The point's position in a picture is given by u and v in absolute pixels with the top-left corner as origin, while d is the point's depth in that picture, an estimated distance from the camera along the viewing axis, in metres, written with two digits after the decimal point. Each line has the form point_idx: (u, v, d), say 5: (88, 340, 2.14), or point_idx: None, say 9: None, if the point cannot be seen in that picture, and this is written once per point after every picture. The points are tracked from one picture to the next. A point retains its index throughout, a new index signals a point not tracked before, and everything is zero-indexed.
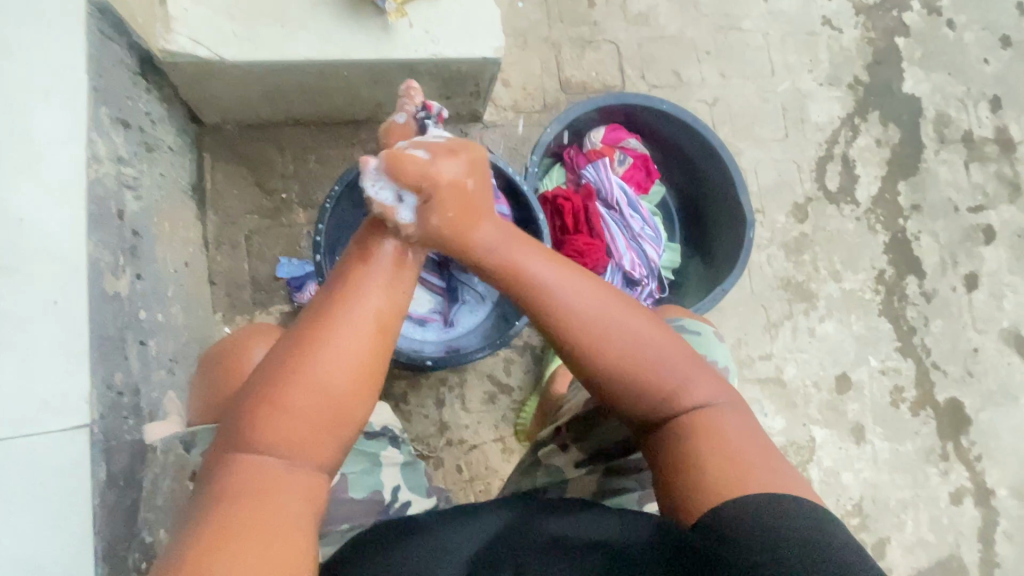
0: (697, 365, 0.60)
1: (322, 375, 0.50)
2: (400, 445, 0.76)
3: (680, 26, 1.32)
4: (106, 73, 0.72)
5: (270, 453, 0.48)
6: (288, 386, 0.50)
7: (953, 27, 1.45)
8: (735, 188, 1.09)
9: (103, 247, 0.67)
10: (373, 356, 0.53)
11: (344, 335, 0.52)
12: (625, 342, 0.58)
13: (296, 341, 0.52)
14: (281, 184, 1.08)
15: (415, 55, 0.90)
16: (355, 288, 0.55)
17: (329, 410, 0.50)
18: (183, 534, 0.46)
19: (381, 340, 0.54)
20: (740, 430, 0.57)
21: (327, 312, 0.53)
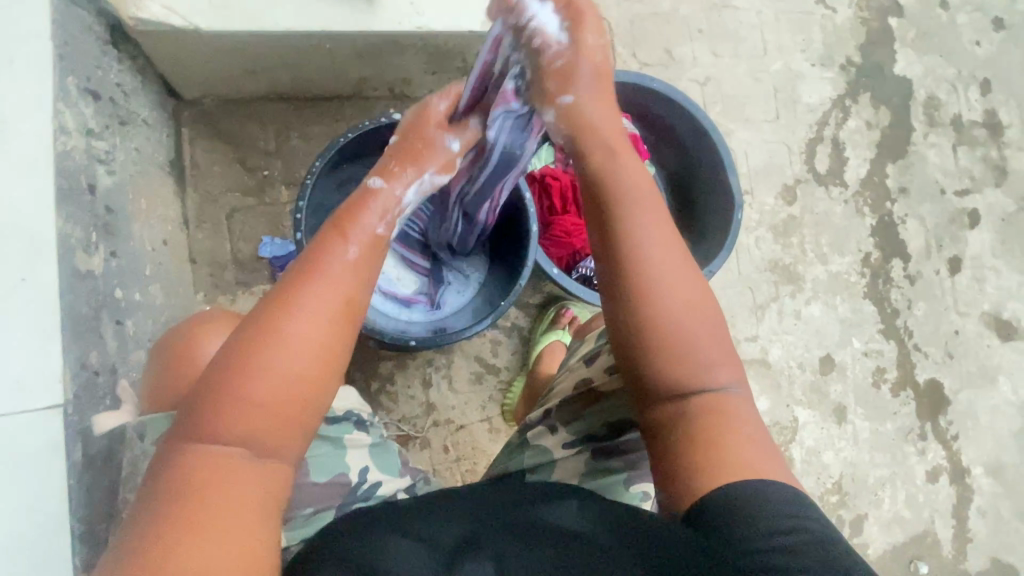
0: (721, 350, 0.59)
1: (281, 364, 0.49)
2: (368, 427, 0.75)
3: (673, 3, 1.29)
4: (74, 41, 0.69)
5: (228, 444, 0.47)
6: (244, 376, 0.48)
7: (946, 8, 1.44)
8: (724, 169, 1.08)
9: (75, 223, 0.65)
10: (332, 346, 0.52)
11: (301, 323, 0.50)
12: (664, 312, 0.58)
13: (257, 327, 0.50)
14: (263, 161, 1.05)
15: (399, 27, 0.87)
16: (313, 272, 0.53)
17: (289, 400, 0.49)
18: (141, 521, 0.45)
19: (341, 329, 0.52)
20: (746, 419, 0.58)
21: (283, 299, 0.51)
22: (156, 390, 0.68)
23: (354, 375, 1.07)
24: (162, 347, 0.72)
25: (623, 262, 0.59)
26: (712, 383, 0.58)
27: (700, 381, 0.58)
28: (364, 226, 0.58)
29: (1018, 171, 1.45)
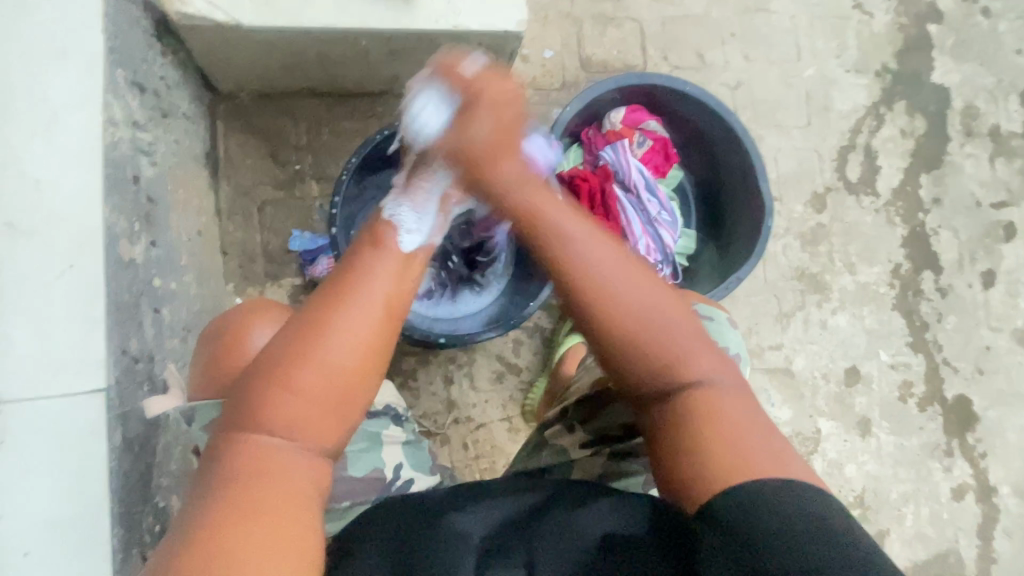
0: (695, 340, 0.58)
1: (330, 357, 0.49)
2: (403, 423, 0.78)
3: (706, 6, 1.28)
4: (122, 35, 0.71)
5: (279, 437, 0.48)
6: (295, 367, 0.49)
7: (987, 15, 1.41)
8: (754, 175, 1.07)
9: (119, 213, 0.66)
10: (379, 339, 0.52)
11: (352, 316, 0.51)
12: (625, 328, 0.57)
13: (308, 319, 0.51)
14: (295, 155, 1.06)
15: (435, 26, 0.88)
16: (364, 269, 0.54)
17: (337, 393, 0.50)
18: (193, 506, 0.46)
19: (387, 323, 0.52)
20: (739, 404, 0.56)
21: (334, 293, 0.52)
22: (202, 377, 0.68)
23: None
24: (208, 336, 0.71)
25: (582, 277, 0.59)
26: (687, 378, 0.57)
27: (681, 377, 0.57)
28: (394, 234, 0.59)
29: None
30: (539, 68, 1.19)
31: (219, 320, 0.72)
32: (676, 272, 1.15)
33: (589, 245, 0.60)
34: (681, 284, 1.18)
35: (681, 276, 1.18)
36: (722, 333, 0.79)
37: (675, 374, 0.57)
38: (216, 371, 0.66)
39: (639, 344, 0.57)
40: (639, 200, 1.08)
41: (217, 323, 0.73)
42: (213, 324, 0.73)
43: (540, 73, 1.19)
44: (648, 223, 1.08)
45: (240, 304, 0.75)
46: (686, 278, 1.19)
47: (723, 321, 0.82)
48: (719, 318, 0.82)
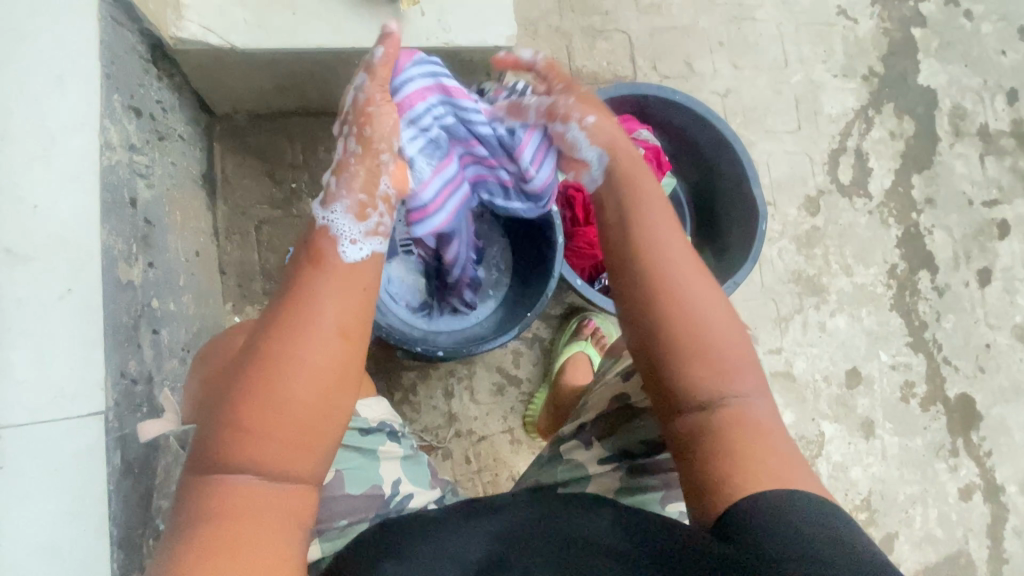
0: (743, 354, 0.58)
1: (291, 389, 0.49)
2: (400, 438, 0.75)
3: (693, 16, 1.30)
4: (118, 61, 0.72)
5: (248, 473, 0.48)
6: (256, 402, 0.48)
7: (970, 17, 1.43)
8: (747, 180, 1.08)
9: (117, 235, 0.67)
10: (336, 366, 0.51)
11: (303, 349, 0.50)
12: (682, 326, 0.57)
13: (262, 352, 0.50)
14: (291, 174, 1.07)
15: (426, 44, 0.89)
16: (309, 294, 0.52)
17: (302, 424, 0.49)
18: (171, 547, 0.46)
19: (342, 345, 0.52)
20: (772, 421, 0.57)
21: (283, 323, 0.51)
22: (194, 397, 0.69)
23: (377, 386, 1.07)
24: (200, 356, 0.73)
25: (654, 268, 0.59)
26: (732, 390, 0.56)
27: (724, 387, 0.56)
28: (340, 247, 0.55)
29: None
30: None
31: (213, 341, 0.75)
32: None
33: (670, 245, 0.60)
34: None
35: None
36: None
37: (724, 384, 0.56)
38: (202, 391, 0.67)
39: (695, 340, 0.56)
40: None
41: (207, 347, 0.75)
42: (205, 347, 0.75)
43: None
44: None
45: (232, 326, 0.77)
46: None
47: None
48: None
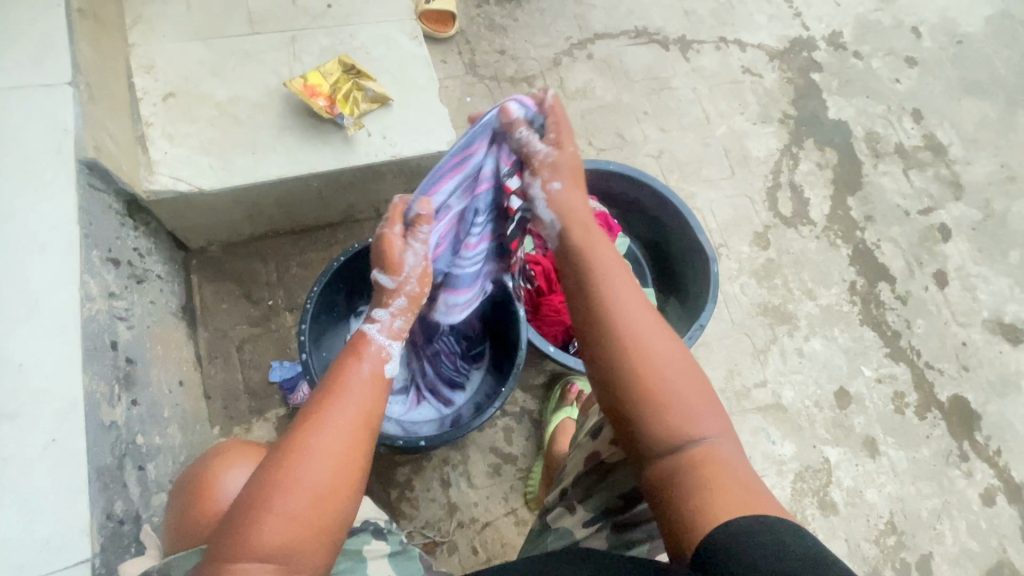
0: (705, 404, 0.59)
1: (314, 474, 0.52)
2: (387, 535, 0.74)
3: (616, 94, 1.45)
4: (96, 220, 0.79)
5: (261, 564, 0.49)
6: (280, 488, 0.51)
7: (859, 57, 1.62)
8: (691, 228, 1.16)
9: (99, 379, 0.70)
10: (355, 454, 0.55)
11: (331, 436, 0.54)
12: (646, 385, 0.58)
13: (291, 442, 0.54)
14: (267, 292, 1.13)
15: (376, 159, 1.00)
16: (337, 389, 0.58)
17: (322, 510, 0.52)
18: None
19: (362, 440, 0.56)
20: (739, 463, 0.57)
21: (310, 414, 0.56)
22: (179, 530, 0.66)
23: (372, 488, 1.06)
24: (180, 485, 0.71)
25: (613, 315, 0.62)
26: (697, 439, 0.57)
27: (690, 430, 0.57)
28: (376, 344, 0.64)
29: (972, 182, 1.54)
30: None
31: (191, 469, 0.72)
32: None
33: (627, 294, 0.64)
34: None
35: None
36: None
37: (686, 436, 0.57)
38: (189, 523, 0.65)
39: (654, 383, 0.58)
40: None
41: (184, 475, 0.72)
42: (183, 474, 0.72)
43: None
44: None
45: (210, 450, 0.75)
46: None
47: None
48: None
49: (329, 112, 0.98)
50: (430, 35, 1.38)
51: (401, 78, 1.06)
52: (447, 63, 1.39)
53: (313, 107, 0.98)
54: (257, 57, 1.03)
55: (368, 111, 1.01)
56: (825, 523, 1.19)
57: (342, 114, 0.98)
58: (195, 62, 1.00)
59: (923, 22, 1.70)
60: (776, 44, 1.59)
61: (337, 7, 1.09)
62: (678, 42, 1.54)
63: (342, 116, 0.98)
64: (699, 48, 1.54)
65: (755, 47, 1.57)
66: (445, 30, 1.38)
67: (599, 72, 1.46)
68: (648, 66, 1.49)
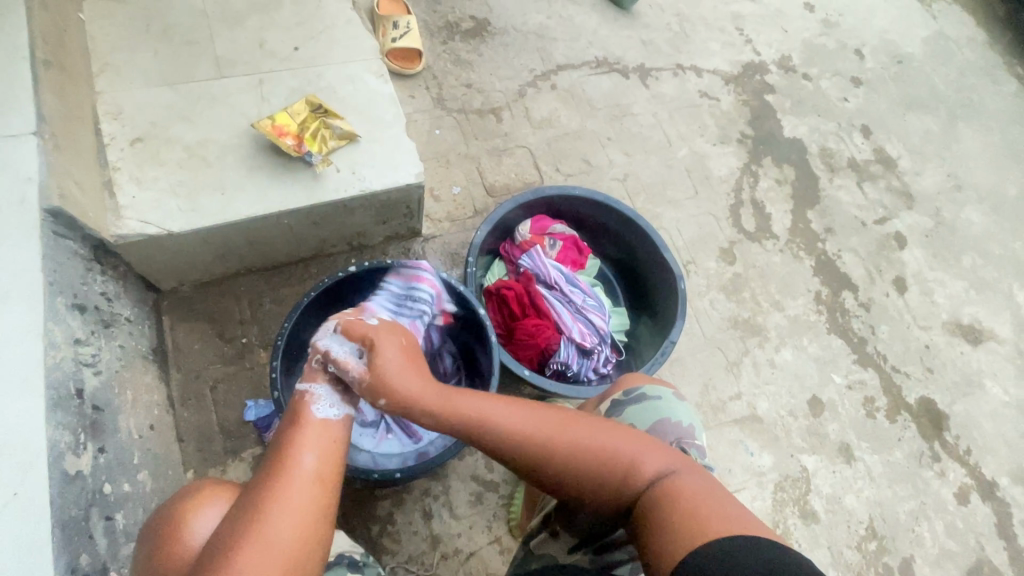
0: (637, 441, 0.66)
1: (275, 529, 0.55)
2: (363, 567, 0.74)
3: (580, 122, 1.50)
4: (60, 267, 0.79)
5: None
6: (243, 549, 0.53)
7: (809, 78, 1.71)
8: (657, 247, 1.19)
9: (63, 428, 0.69)
10: (322, 498, 0.59)
11: (290, 495, 0.57)
12: (568, 454, 0.65)
13: (253, 504, 0.56)
14: (240, 329, 1.12)
15: (345, 194, 1.02)
16: (290, 445, 0.62)
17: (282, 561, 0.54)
18: None
19: (327, 487, 0.60)
20: (698, 480, 0.62)
21: (274, 470, 0.59)
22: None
23: (352, 525, 1.04)
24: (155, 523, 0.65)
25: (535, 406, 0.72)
26: (643, 473, 0.63)
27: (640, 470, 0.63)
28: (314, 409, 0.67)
29: (923, 192, 1.62)
30: (451, 203, 1.34)
31: (168, 506, 0.66)
32: (617, 348, 1.23)
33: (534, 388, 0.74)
34: (628, 360, 1.24)
35: (625, 352, 1.25)
36: (669, 408, 0.82)
37: (634, 475, 0.63)
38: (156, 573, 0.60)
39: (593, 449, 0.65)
40: (564, 294, 1.18)
41: (160, 511, 0.66)
42: (161, 509, 0.66)
43: (452, 208, 1.33)
44: (576, 311, 1.17)
45: (190, 483, 0.69)
46: (631, 353, 1.25)
47: (671, 396, 0.84)
48: (666, 394, 0.84)
49: (298, 150, 1.00)
50: (397, 72, 1.42)
51: (368, 115, 1.08)
52: (415, 97, 1.43)
53: (281, 147, 1.00)
54: (225, 100, 1.05)
55: (336, 148, 1.04)
56: (807, 533, 1.20)
57: (310, 151, 1.00)
58: (163, 107, 1.02)
59: (865, 44, 1.80)
60: (730, 68, 1.67)
61: (304, 49, 1.12)
62: (637, 70, 1.60)
63: (310, 154, 1.00)
64: (657, 76, 1.61)
65: (711, 73, 1.65)
66: (412, 67, 1.43)
67: (563, 102, 1.52)
68: (609, 94, 1.56)
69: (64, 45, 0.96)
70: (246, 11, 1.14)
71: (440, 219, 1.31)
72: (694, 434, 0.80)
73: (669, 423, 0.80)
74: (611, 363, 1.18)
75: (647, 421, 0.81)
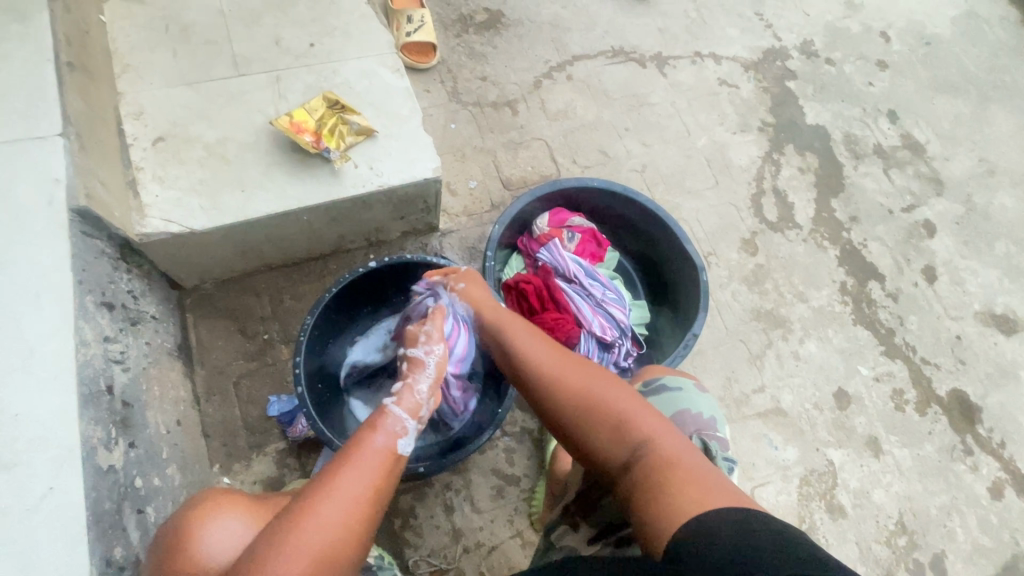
0: (642, 408, 0.64)
1: (332, 521, 0.56)
2: (376, 572, 0.74)
3: (597, 112, 1.48)
4: (88, 266, 0.80)
5: None
6: (298, 542, 0.54)
7: (832, 63, 1.66)
8: (679, 239, 1.17)
9: (96, 424, 0.71)
10: (377, 503, 0.60)
11: (349, 496, 0.58)
12: (568, 396, 0.68)
13: (311, 496, 0.58)
14: (262, 326, 1.14)
15: (364, 190, 1.02)
16: (359, 450, 0.63)
17: (330, 554, 0.55)
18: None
19: (376, 507, 0.60)
20: (686, 452, 0.59)
21: (337, 473, 0.60)
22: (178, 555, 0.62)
23: (376, 519, 1.05)
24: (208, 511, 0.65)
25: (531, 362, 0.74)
26: (635, 433, 0.62)
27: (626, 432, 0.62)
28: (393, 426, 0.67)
29: (952, 177, 1.57)
30: (468, 197, 1.33)
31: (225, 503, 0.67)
32: (637, 342, 1.21)
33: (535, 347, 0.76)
34: (648, 353, 1.23)
35: (645, 345, 1.24)
36: (691, 400, 0.81)
37: (630, 432, 0.62)
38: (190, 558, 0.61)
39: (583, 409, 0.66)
40: (583, 287, 1.17)
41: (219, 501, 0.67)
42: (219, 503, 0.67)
43: (469, 202, 1.33)
44: (596, 304, 1.16)
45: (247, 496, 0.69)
46: (652, 346, 1.24)
47: (694, 388, 0.83)
48: (688, 386, 0.83)
49: (316, 146, 1.00)
50: (412, 67, 1.42)
51: (385, 110, 1.08)
52: (430, 91, 1.42)
53: (300, 143, 1.00)
54: (243, 97, 1.05)
55: (354, 144, 1.04)
56: (834, 528, 1.18)
57: (328, 147, 1.00)
58: (183, 107, 1.03)
59: (891, 26, 1.75)
60: (750, 55, 1.63)
61: (320, 45, 1.12)
62: (654, 59, 1.58)
63: (328, 150, 1.00)
64: (675, 64, 1.58)
65: (730, 59, 1.62)
66: (426, 61, 1.42)
67: (580, 93, 1.50)
68: (626, 83, 1.53)
69: (87, 47, 0.97)
70: (263, 9, 1.14)
71: (457, 213, 1.31)
72: (714, 426, 0.79)
73: (692, 415, 0.79)
74: (632, 357, 1.17)
75: (668, 410, 0.80)
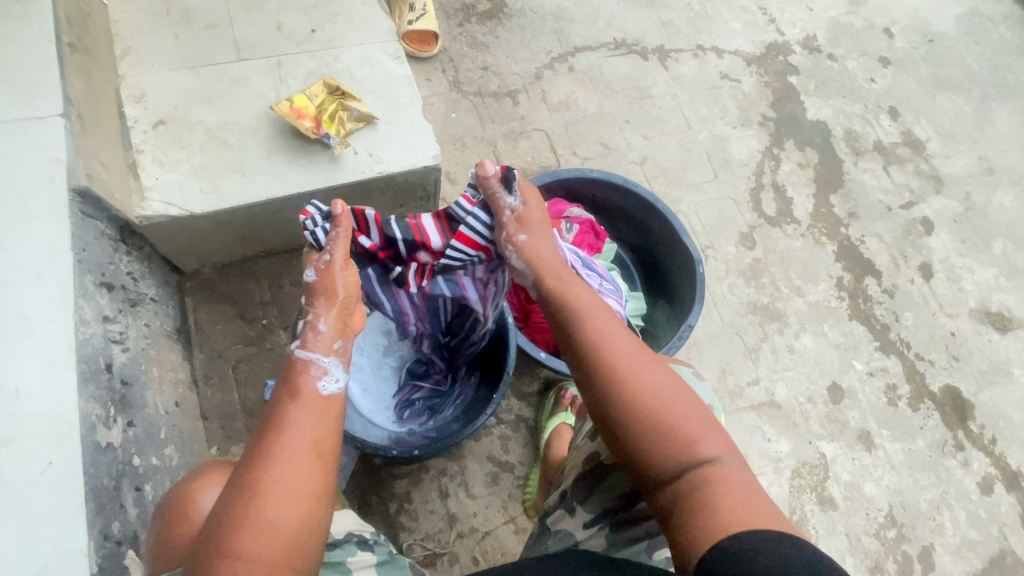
0: (707, 418, 0.61)
1: (273, 507, 0.54)
2: (374, 545, 0.75)
3: (598, 104, 1.48)
4: (88, 247, 0.80)
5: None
6: (240, 532, 0.53)
7: (835, 59, 1.66)
8: (676, 231, 1.17)
9: (95, 401, 0.72)
10: (317, 475, 0.58)
11: (284, 475, 0.56)
12: (644, 387, 0.61)
13: (245, 480, 0.56)
14: (261, 311, 1.14)
15: (362, 176, 1.02)
16: (286, 421, 0.60)
17: (282, 537, 0.54)
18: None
19: (316, 474, 0.58)
20: (745, 482, 0.58)
21: (266, 447, 0.58)
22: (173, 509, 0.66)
23: (371, 502, 1.06)
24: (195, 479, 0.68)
25: (594, 343, 0.65)
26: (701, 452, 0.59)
27: (692, 448, 0.59)
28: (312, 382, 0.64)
29: (952, 175, 1.57)
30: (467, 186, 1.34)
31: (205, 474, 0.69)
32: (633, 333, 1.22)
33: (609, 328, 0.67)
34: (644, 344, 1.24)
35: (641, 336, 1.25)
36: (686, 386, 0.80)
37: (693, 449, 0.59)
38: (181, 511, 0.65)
39: (652, 408, 0.60)
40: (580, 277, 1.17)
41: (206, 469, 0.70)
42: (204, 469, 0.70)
43: None
44: None
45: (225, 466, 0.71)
46: (647, 337, 1.25)
47: (689, 374, 0.83)
48: (683, 372, 0.83)
49: (316, 132, 1.00)
50: (414, 55, 1.41)
51: (385, 96, 1.08)
52: (431, 80, 1.42)
53: (300, 129, 1.01)
54: (244, 82, 1.05)
55: (354, 131, 1.04)
56: (824, 519, 1.19)
57: (328, 133, 1.01)
58: (183, 90, 1.03)
59: (895, 23, 1.74)
60: (753, 49, 1.63)
61: (321, 31, 1.12)
62: (657, 51, 1.57)
63: (328, 136, 1.00)
64: (677, 57, 1.58)
65: (732, 53, 1.61)
66: (428, 50, 1.42)
67: (581, 84, 1.50)
68: (628, 76, 1.53)
69: (88, 29, 0.97)
70: None
71: None
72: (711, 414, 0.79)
73: None
74: None
75: None
